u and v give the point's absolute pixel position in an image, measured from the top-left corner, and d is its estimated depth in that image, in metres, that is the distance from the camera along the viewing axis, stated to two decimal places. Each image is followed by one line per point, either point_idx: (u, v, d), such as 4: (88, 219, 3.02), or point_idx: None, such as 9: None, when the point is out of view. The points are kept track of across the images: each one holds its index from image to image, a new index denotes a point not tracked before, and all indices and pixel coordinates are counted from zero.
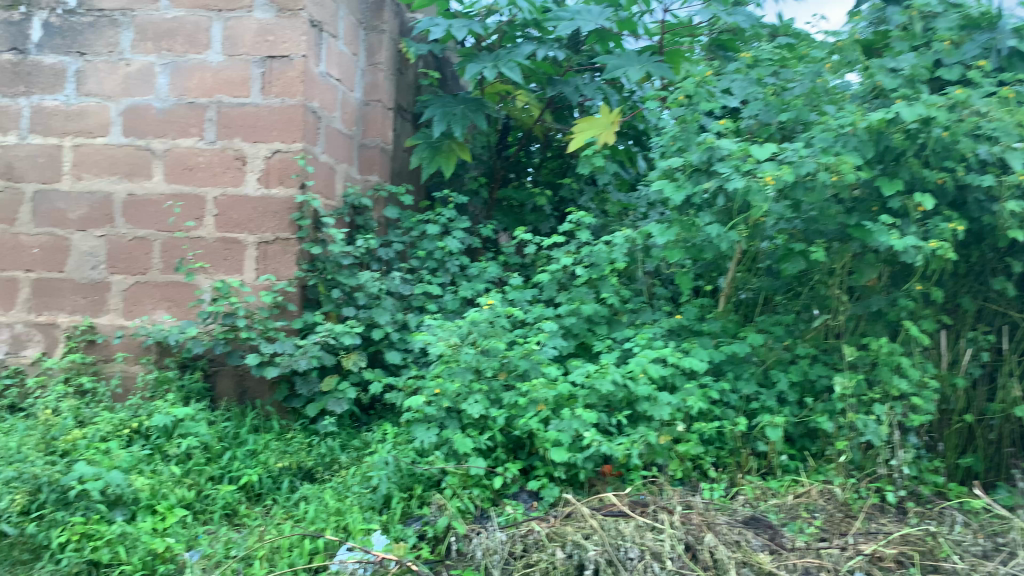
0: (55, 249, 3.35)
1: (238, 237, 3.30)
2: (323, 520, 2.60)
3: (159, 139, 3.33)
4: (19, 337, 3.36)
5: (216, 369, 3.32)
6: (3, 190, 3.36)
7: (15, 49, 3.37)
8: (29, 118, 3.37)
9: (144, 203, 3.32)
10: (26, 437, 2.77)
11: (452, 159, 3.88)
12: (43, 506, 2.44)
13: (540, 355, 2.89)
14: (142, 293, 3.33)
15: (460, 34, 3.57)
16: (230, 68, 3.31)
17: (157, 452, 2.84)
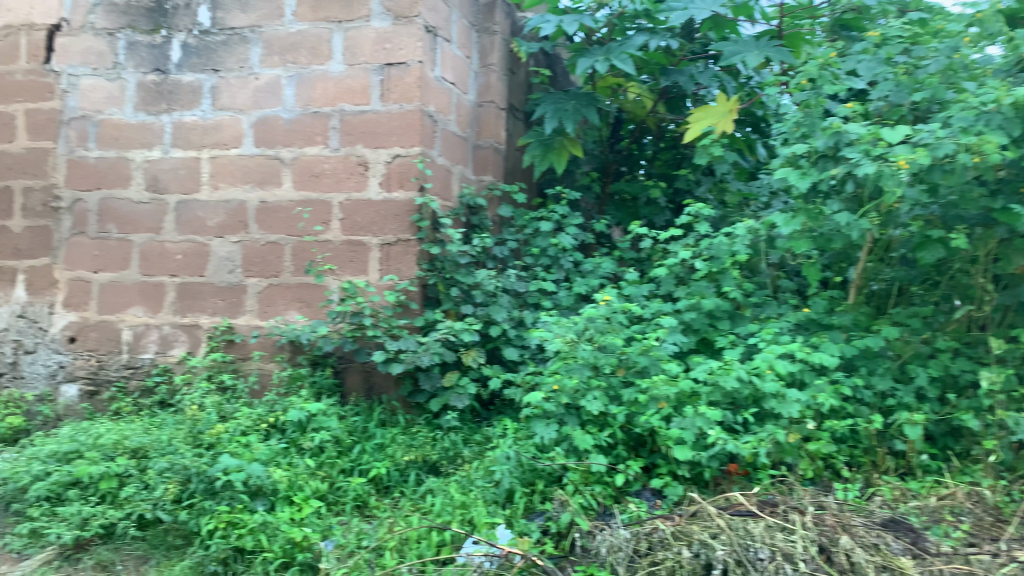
0: (197, 254, 3.58)
1: (362, 240, 3.42)
2: (449, 513, 2.66)
3: (288, 148, 3.49)
4: (167, 338, 3.60)
5: (345, 365, 3.45)
6: (150, 202, 3.62)
7: (157, 70, 3.63)
8: (171, 133, 3.61)
9: (276, 210, 3.50)
10: (176, 431, 2.99)
11: (564, 156, 3.88)
12: (193, 495, 2.67)
13: (659, 352, 2.86)
14: (275, 295, 3.51)
15: (571, 29, 3.57)
16: (351, 77, 3.44)
17: (292, 446, 2.99)
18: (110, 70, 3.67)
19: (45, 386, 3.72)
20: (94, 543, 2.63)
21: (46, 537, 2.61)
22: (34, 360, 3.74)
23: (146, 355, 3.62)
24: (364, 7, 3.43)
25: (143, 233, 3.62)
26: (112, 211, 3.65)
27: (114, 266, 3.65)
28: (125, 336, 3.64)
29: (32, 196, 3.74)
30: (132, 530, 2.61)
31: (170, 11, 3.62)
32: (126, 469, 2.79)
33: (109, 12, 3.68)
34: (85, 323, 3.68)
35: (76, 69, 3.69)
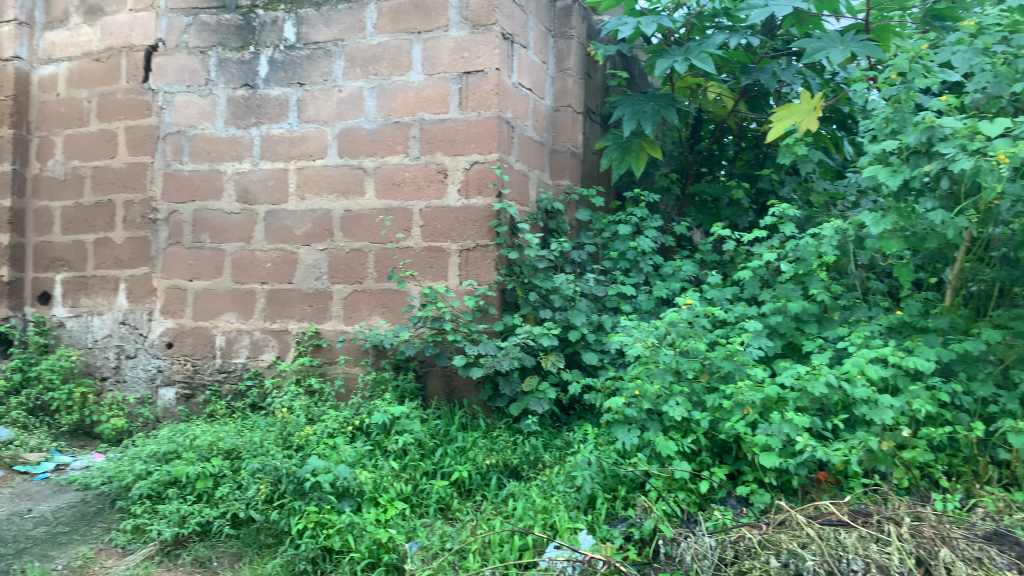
0: (285, 262, 3.70)
1: (442, 246, 3.47)
2: (531, 517, 2.66)
3: (370, 157, 3.58)
4: (257, 343, 3.73)
5: (426, 369, 3.51)
6: (240, 212, 3.76)
7: (246, 85, 3.77)
8: (259, 146, 3.75)
9: (359, 218, 3.59)
10: (267, 433, 3.11)
11: (643, 158, 3.85)
12: (283, 495, 2.77)
13: (744, 356, 2.80)
14: (359, 301, 3.59)
15: (649, 31, 3.53)
16: (430, 86, 3.50)
17: (377, 448, 3.06)
18: (202, 87, 3.83)
19: (144, 389, 3.93)
20: (191, 540, 2.75)
21: (148, 533, 2.75)
22: (135, 365, 3.95)
23: (239, 360, 3.76)
24: (442, 17, 3.49)
25: (234, 242, 3.77)
26: (206, 221, 3.81)
27: (207, 274, 3.81)
28: (219, 341, 3.79)
29: (133, 209, 3.95)
30: (227, 528, 2.73)
31: (258, 28, 3.77)
32: (220, 470, 2.91)
33: (201, 31, 3.85)
34: (181, 329, 3.85)
35: (172, 87, 3.87)
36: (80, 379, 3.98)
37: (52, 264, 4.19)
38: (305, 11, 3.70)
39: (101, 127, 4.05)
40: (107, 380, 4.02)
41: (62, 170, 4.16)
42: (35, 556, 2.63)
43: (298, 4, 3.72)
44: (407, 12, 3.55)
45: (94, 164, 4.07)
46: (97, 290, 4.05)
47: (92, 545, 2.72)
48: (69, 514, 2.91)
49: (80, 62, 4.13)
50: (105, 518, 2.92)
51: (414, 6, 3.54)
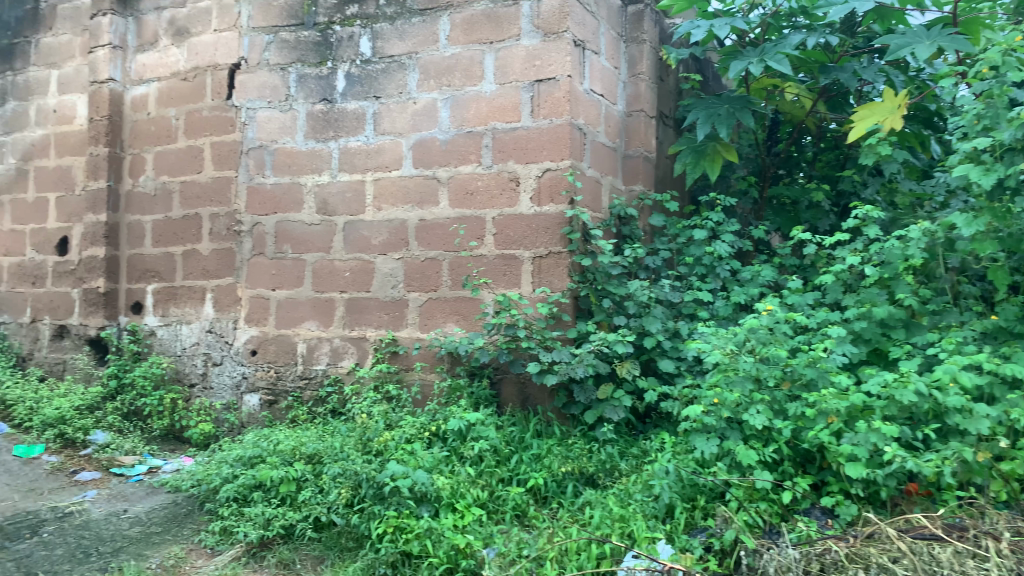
0: (363, 271, 3.78)
1: (515, 253, 3.48)
2: (608, 526, 2.64)
3: (444, 167, 3.63)
4: (337, 350, 3.82)
5: (500, 377, 3.51)
6: (320, 223, 3.86)
7: (325, 99, 3.87)
8: (338, 159, 3.84)
9: (433, 228, 3.64)
10: (347, 439, 3.18)
11: (718, 161, 3.79)
12: (363, 499, 2.82)
13: (827, 364, 2.72)
14: (435, 308, 3.63)
15: (722, 33, 3.46)
16: (503, 96, 3.53)
17: (454, 454, 3.09)
18: (283, 102, 3.95)
19: (230, 396, 4.07)
20: (276, 542, 2.83)
21: (235, 535, 2.84)
22: (221, 372, 4.09)
23: (319, 367, 3.85)
24: (514, 26, 3.52)
25: (314, 252, 3.87)
26: (287, 233, 3.92)
27: (289, 284, 3.92)
28: (300, 348, 3.89)
29: (218, 222, 4.11)
30: (309, 531, 2.80)
31: (335, 43, 3.87)
32: (303, 474, 3.00)
33: (282, 48, 3.98)
34: (265, 337, 3.98)
35: (254, 103, 4.01)
36: (170, 386, 4.16)
37: (144, 275, 4.38)
38: (380, 25, 3.79)
39: (188, 143, 4.23)
40: (194, 386, 4.18)
41: (152, 185, 4.36)
42: (131, 554, 2.75)
43: (373, 19, 3.81)
44: (479, 23, 3.59)
45: (182, 179, 4.24)
46: (186, 300, 4.22)
47: (183, 545, 2.83)
48: (161, 515, 3.04)
49: (169, 82, 4.33)
50: (195, 519, 3.04)
51: (486, 16, 3.58)
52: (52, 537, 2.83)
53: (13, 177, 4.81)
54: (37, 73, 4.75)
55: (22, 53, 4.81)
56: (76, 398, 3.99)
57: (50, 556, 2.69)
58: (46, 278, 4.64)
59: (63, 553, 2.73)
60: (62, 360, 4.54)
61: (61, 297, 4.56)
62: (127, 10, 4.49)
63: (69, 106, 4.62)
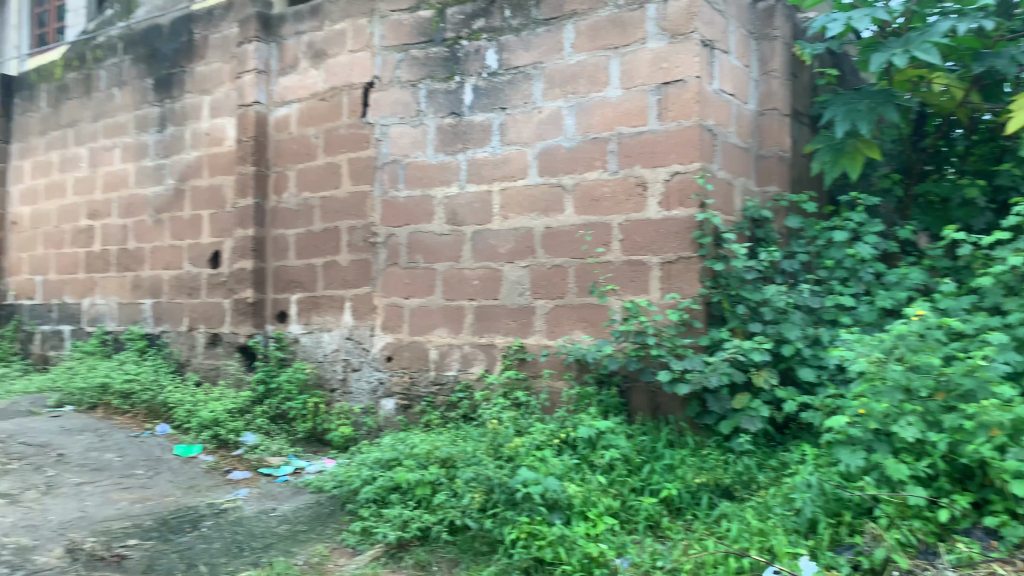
0: (491, 279, 3.84)
1: (643, 259, 3.43)
2: (746, 539, 2.56)
3: (570, 174, 3.63)
4: (467, 356, 3.89)
5: (630, 385, 3.45)
6: (450, 234, 3.96)
7: (453, 113, 3.97)
8: (466, 170, 3.93)
9: (560, 235, 3.65)
10: (479, 444, 3.24)
11: (858, 159, 3.62)
12: (496, 504, 2.87)
13: (988, 373, 2.51)
14: (562, 315, 3.63)
15: (862, 25, 3.32)
16: (629, 100, 3.50)
17: (584, 461, 3.08)
18: (414, 118, 4.09)
19: (368, 400, 4.24)
20: (413, 544, 2.90)
21: (375, 535, 2.95)
22: (359, 377, 4.28)
23: (451, 372, 3.94)
24: (639, 30, 3.49)
25: (445, 261, 3.97)
26: (419, 243, 4.05)
27: (422, 293, 4.04)
28: (432, 354, 4.00)
29: (355, 234, 4.32)
30: (445, 534, 2.86)
31: (462, 58, 3.96)
32: (438, 478, 3.08)
33: (412, 66, 4.11)
34: (399, 343, 4.11)
35: (387, 119, 4.17)
36: (313, 390, 4.39)
37: (288, 285, 4.63)
38: (506, 37, 3.85)
39: (327, 160, 4.45)
40: (335, 391, 4.39)
41: (295, 201, 4.61)
42: (280, 550, 2.90)
43: (499, 31, 3.87)
44: (604, 30, 3.58)
45: (322, 194, 4.47)
46: (326, 309, 4.43)
47: (327, 544, 2.96)
48: (307, 514, 3.21)
49: (309, 103, 4.57)
50: (337, 519, 3.18)
51: (611, 22, 3.56)
52: (211, 532, 3.04)
53: (171, 197, 5.21)
54: (191, 100, 5.14)
55: (179, 82, 5.21)
56: (229, 401, 4.28)
57: (209, 549, 2.88)
58: (201, 289, 4.99)
59: (220, 547, 2.91)
60: (215, 366, 4.87)
61: (214, 307, 4.90)
62: (270, 37, 4.78)
63: (220, 129, 4.96)
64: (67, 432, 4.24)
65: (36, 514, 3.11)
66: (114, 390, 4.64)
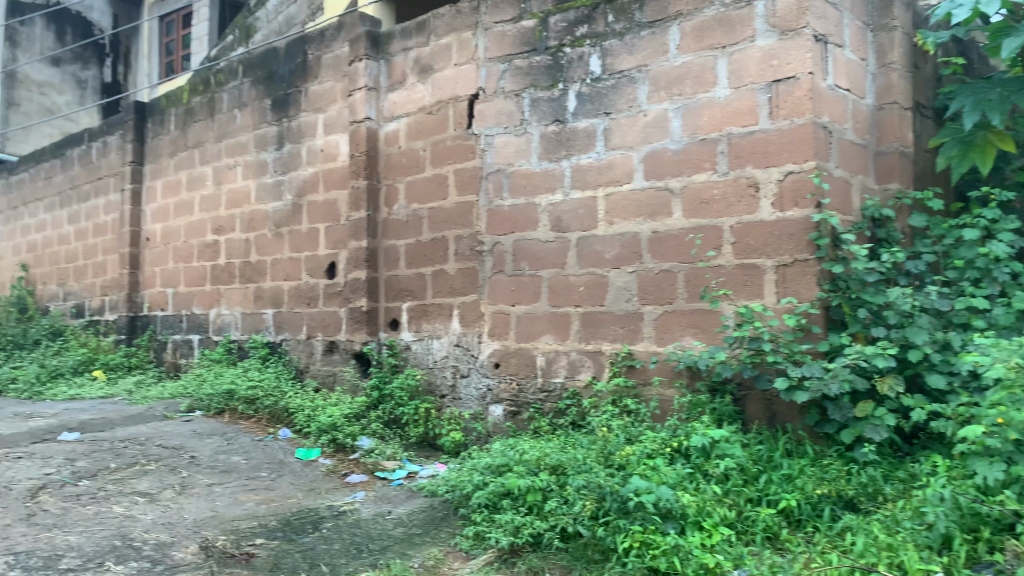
0: (598, 286, 3.82)
1: (757, 263, 3.33)
2: (873, 554, 2.44)
3: (677, 178, 3.58)
4: (575, 363, 3.88)
5: (744, 393, 3.35)
6: (555, 240, 3.97)
7: (557, 120, 3.99)
8: (570, 176, 3.93)
9: (668, 239, 3.60)
10: (589, 452, 3.25)
11: (990, 152, 3.44)
12: (608, 512, 2.85)
13: None
14: (672, 321, 3.57)
15: (991, 9, 3.10)
16: (738, 100, 3.42)
17: (698, 471, 3.01)
18: (518, 127, 4.13)
19: (477, 406, 4.30)
20: (525, 550, 2.91)
21: (488, 540, 2.97)
22: (468, 383, 4.35)
23: (558, 379, 3.94)
24: (748, 28, 3.40)
25: (550, 268, 3.99)
26: (525, 251, 4.08)
27: (528, 299, 4.06)
28: (539, 361, 4.01)
29: (462, 243, 4.41)
30: (556, 541, 2.85)
31: (566, 65, 3.98)
32: (549, 485, 3.09)
33: (516, 75, 4.15)
34: (507, 350, 4.14)
35: (492, 130, 4.23)
36: (424, 396, 4.50)
37: (400, 294, 4.76)
38: (610, 42, 3.83)
39: (435, 172, 4.56)
40: (445, 397, 4.48)
41: (405, 212, 4.74)
42: (396, 553, 2.97)
43: (603, 37, 3.86)
44: (710, 29, 3.51)
45: (430, 205, 4.59)
46: (436, 316, 4.54)
47: (441, 547, 3.01)
48: (421, 518, 3.28)
49: (417, 116, 4.70)
50: (450, 523, 3.24)
51: (718, 21, 3.49)
52: (330, 533, 3.15)
53: (289, 211, 5.46)
54: (306, 118, 5.37)
55: (294, 102, 5.46)
56: (345, 407, 4.44)
57: (330, 549, 2.99)
58: (318, 299, 5.20)
59: (340, 547, 3.01)
60: (332, 373, 5.06)
61: (331, 316, 5.09)
62: (379, 54, 4.94)
63: (333, 145, 5.17)
64: (198, 435, 4.51)
65: (172, 512, 3.31)
66: (239, 396, 4.90)
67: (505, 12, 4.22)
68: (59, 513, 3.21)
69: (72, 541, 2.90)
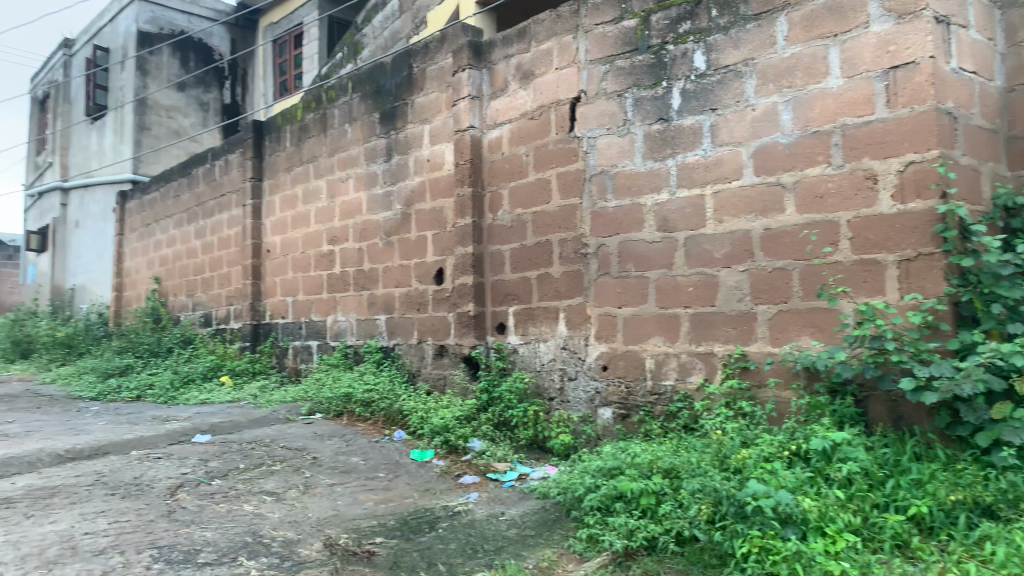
0: (707, 286, 3.75)
1: (877, 258, 3.20)
2: (1016, 564, 2.32)
3: (789, 172, 3.48)
4: (685, 365, 3.82)
5: (867, 394, 3.21)
6: (662, 241, 3.93)
7: (662, 119, 3.95)
8: (676, 175, 3.88)
9: (781, 236, 3.50)
10: (704, 455, 3.20)
11: None
12: (725, 517, 2.79)
13: None
14: (787, 320, 3.47)
15: None
16: (853, 89, 3.29)
17: (819, 475, 2.92)
18: (621, 127, 4.11)
19: (586, 409, 4.29)
20: (640, 553, 2.88)
21: (602, 543, 2.96)
22: (577, 386, 4.35)
23: (668, 382, 3.88)
24: (861, 14, 3.27)
25: (658, 269, 3.94)
26: (631, 252, 4.05)
27: (635, 301, 4.03)
28: (649, 364, 3.96)
29: (567, 246, 4.43)
30: (672, 545, 2.82)
31: (669, 62, 3.93)
32: (662, 488, 3.06)
33: (618, 76, 4.13)
34: (615, 352, 4.12)
35: (595, 132, 4.23)
36: (532, 399, 4.54)
37: (506, 298, 4.82)
38: (714, 37, 3.76)
39: (539, 176, 4.60)
40: (553, 400, 4.49)
41: (509, 218, 4.80)
42: (511, 553, 3.00)
43: (706, 32, 3.79)
44: (821, 18, 3.40)
45: (534, 210, 4.63)
46: (542, 320, 4.57)
47: (555, 549, 3.01)
48: (534, 520, 3.32)
49: (520, 122, 4.75)
50: (563, 525, 3.26)
51: (829, 9, 3.37)
52: (446, 533, 3.22)
53: (399, 220, 5.62)
54: (413, 130, 5.52)
55: (401, 114, 5.62)
56: (456, 409, 4.54)
57: (447, 549, 3.05)
58: (427, 305, 5.34)
59: (456, 547, 3.07)
60: (443, 376, 5.17)
61: (440, 321, 5.21)
62: (482, 63, 5.03)
63: (439, 155, 5.29)
64: (318, 437, 4.71)
65: (298, 511, 3.47)
66: (356, 399, 5.09)
67: (606, 14, 4.21)
68: (196, 511, 3.42)
69: (208, 537, 3.09)
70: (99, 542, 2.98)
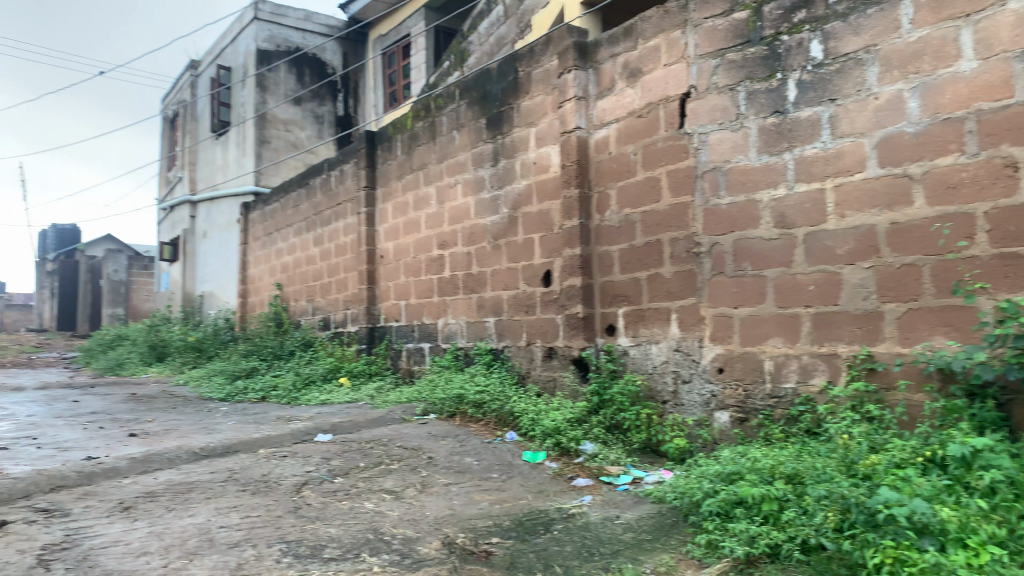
0: (830, 283, 3.60)
1: (1019, 251, 2.99)
2: None
3: (918, 163, 3.29)
4: (806, 367, 3.67)
5: (1011, 397, 2.99)
6: (780, 238, 3.80)
7: (777, 112, 3.82)
8: (794, 169, 3.75)
9: (910, 230, 3.31)
10: (829, 460, 3.10)
11: None
12: (854, 526, 2.69)
13: None
14: (918, 319, 3.28)
15: None
16: (988, 72, 3.08)
17: (958, 483, 2.75)
18: (734, 122, 4.00)
19: (701, 412, 4.19)
20: (762, 561, 2.79)
21: (721, 549, 2.87)
22: (691, 389, 4.26)
23: (788, 385, 3.74)
24: None
25: (776, 267, 3.81)
26: (746, 249, 3.93)
27: (752, 301, 3.91)
28: (767, 365, 3.83)
29: (678, 245, 4.37)
30: (796, 553, 2.71)
31: (783, 53, 3.80)
32: (786, 495, 2.99)
33: (729, 69, 4.03)
34: (730, 354, 4.00)
35: (706, 127, 4.13)
36: (645, 402, 4.49)
37: (616, 300, 4.79)
38: (832, 25, 3.61)
39: (648, 175, 4.55)
40: (667, 403, 4.42)
41: (617, 218, 4.77)
42: (628, 557, 2.96)
43: (823, 20, 3.64)
44: None
45: (644, 210, 4.58)
46: (654, 320, 4.51)
47: (673, 554, 2.95)
48: (650, 524, 3.27)
49: (627, 121, 4.71)
50: (680, 530, 3.19)
51: None
52: (562, 535, 3.23)
53: (507, 223, 5.68)
54: (520, 133, 5.56)
55: (508, 118, 5.67)
56: (567, 411, 4.54)
57: (562, 551, 3.05)
58: (536, 306, 5.36)
59: (572, 550, 3.06)
60: (553, 378, 5.18)
61: (549, 323, 5.23)
62: (588, 63, 5.01)
63: (546, 157, 5.31)
64: (433, 437, 4.81)
65: (416, 509, 3.56)
66: (469, 400, 5.18)
67: (715, 6, 4.10)
68: (320, 507, 3.57)
69: (332, 533, 3.21)
70: (234, 535, 3.16)
